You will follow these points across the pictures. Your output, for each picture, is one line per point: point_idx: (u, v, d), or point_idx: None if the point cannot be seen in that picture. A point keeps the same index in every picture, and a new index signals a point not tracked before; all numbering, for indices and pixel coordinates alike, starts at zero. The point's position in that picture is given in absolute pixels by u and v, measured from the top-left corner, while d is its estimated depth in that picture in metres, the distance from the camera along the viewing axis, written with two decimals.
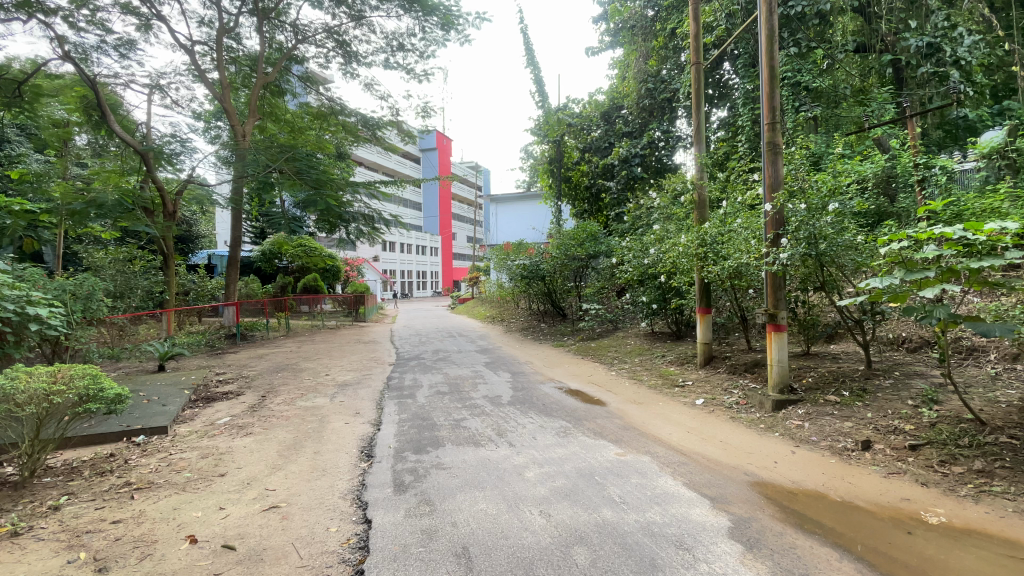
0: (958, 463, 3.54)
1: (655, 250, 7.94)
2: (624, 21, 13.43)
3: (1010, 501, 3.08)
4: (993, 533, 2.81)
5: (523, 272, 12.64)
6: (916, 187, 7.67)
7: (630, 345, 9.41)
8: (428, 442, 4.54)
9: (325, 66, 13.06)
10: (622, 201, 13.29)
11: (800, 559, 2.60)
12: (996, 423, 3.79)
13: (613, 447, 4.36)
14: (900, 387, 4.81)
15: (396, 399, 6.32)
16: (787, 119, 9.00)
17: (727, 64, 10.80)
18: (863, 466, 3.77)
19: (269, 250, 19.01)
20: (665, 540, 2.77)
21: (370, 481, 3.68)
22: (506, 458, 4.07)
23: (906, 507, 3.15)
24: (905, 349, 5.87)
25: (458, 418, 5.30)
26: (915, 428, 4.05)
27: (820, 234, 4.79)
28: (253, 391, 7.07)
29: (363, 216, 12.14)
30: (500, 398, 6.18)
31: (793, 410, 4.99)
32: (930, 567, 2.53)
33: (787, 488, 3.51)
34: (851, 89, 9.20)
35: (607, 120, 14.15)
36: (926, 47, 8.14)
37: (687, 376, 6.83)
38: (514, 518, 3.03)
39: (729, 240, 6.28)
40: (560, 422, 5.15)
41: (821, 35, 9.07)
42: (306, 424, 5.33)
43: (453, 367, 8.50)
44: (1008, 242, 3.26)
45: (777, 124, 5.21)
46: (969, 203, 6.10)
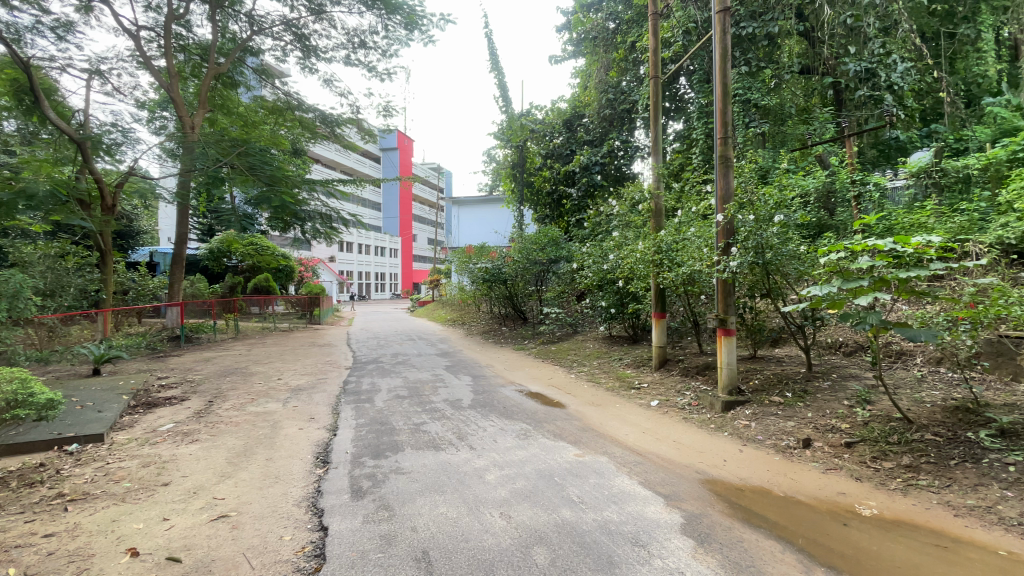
0: (888, 459, 3.82)
1: (613, 255, 8.18)
2: (586, 32, 13.66)
3: (934, 494, 3.35)
4: (919, 524, 3.05)
5: (486, 275, 12.54)
6: (853, 203, 8.20)
7: (588, 348, 9.58)
8: (387, 446, 4.47)
9: (281, 60, 12.63)
10: (583, 207, 13.64)
11: (747, 552, 2.74)
12: (922, 421, 4.11)
13: (571, 448, 4.45)
14: (837, 388, 5.14)
15: (353, 403, 6.19)
16: (737, 134, 9.43)
17: (683, 78, 11.22)
18: (804, 463, 4.01)
19: (218, 248, 18.16)
20: (622, 538, 2.85)
21: (326, 488, 3.59)
22: (467, 461, 4.06)
23: (842, 501, 3.38)
24: (841, 353, 6.28)
25: (418, 422, 5.25)
26: (850, 426, 4.35)
27: (767, 244, 5.06)
28: (199, 396, 6.74)
29: (319, 215, 11.77)
30: (460, 402, 6.17)
31: (741, 411, 5.23)
32: (863, 556, 2.73)
33: (735, 484, 3.69)
34: (796, 108, 9.74)
35: (569, 127, 14.44)
36: (863, 72, 8.65)
37: (642, 379, 7.03)
38: (475, 521, 3.03)
39: (683, 248, 6.53)
40: (520, 424, 5.19)
41: (769, 56, 9.60)
42: (256, 430, 5.13)
43: (412, 371, 8.39)
44: (933, 255, 3.56)
45: (729, 139, 5.47)
46: (899, 218, 6.64)
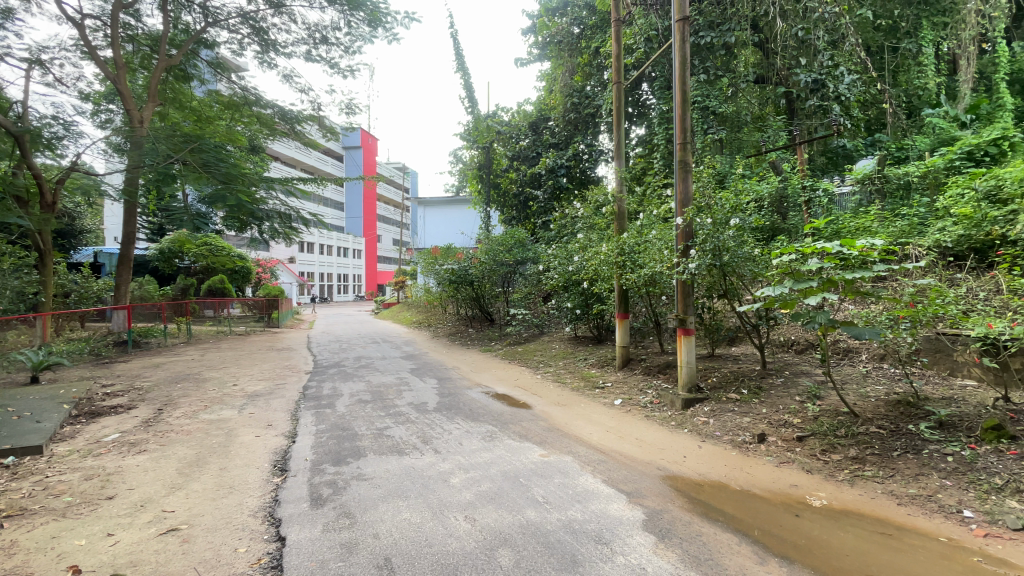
0: (836, 451, 4.01)
1: (578, 257, 8.31)
2: (551, 35, 13.78)
3: (878, 484, 3.55)
4: (865, 513, 3.22)
5: (452, 276, 12.37)
6: (803, 208, 8.58)
7: (554, 349, 9.67)
8: (349, 452, 4.37)
9: (238, 53, 12.15)
10: (549, 210, 13.72)
11: (705, 546, 2.82)
12: (867, 415, 4.33)
13: (537, 448, 4.47)
14: (790, 385, 5.38)
15: (314, 409, 6.01)
16: (697, 140, 9.77)
17: (645, 85, 11.49)
18: (759, 457, 4.17)
19: (169, 248, 17.26)
20: (585, 536, 2.88)
21: (284, 497, 3.48)
22: (431, 465, 4.01)
23: (794, 493, 3.54)
24: (793, 351, 6.55)
25: (381, 427, 5.15)
26: (801, 421, 4.54)
27: (724, 246, 5.24)
28: (148, 404, 6.39)
29: (278, 215, 11.37)
30: (425, 405, 6.10)
31: (700, 407, 5.39)
32: (813, 546, 2.86)
33: (694, 480, 3.79)
34: (752, 116, 10.15)
35: (534, 130, 14.57)
36: (813, 82, 8.88)
37: (606, 378, 7.15)
38: (438, 526, 3.00)
39: (645, 250, 6.67)
40: (485, 426, 5.17)
41: (726, 65, 9.95)
42: (210, 438, 4.92)
43: (375, 375, 8.22)
44: (876, 257, 3.76)
45: (688, 144, 5.64)
46: (846, 223, 7.02)
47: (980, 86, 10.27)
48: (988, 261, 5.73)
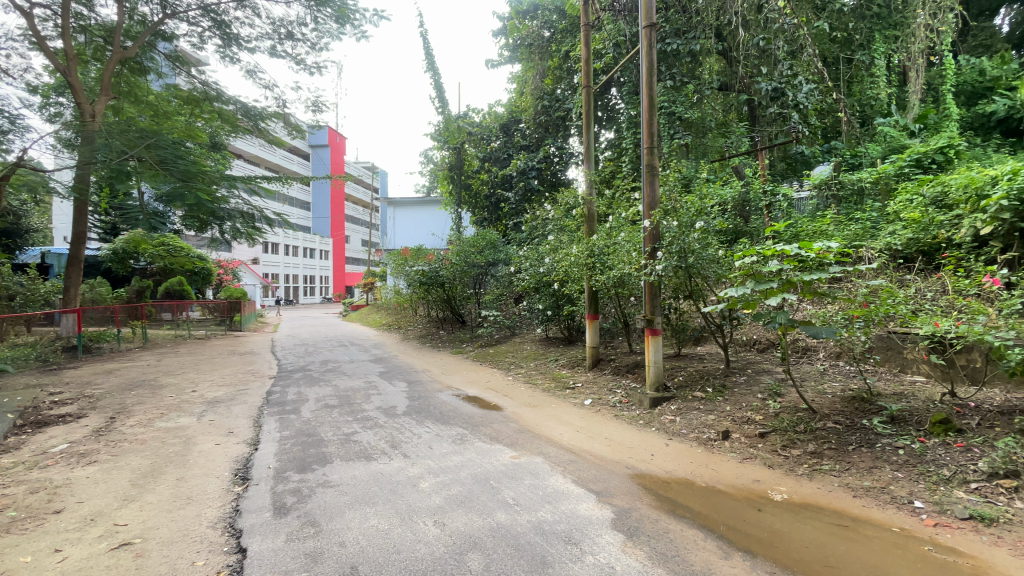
0: (796, 447, 4.16)
1: (549, 259, 8.38)
2: (522, 38, 13.85)
3: (836, 478, 3.69)
4: (823, 506, 3.35)
5: (422, 278, 12.20)
6: (764, 211, 8.85)
7: (525, 350, 9.68)
8: (314, 459, 4.26)
9: (198, 47, 11.72)
10: (520, 211, 13.74)
11: (672, 543, 2.88)
12: (825, 411, 4.51)
13: (507, 450, 4.46)
14: (752, 382, 5.54)
15: (278, 415, 5.84)
16: (664, 145, 10.00)
17: (614, 90, 11.66)
18: (723, 454, 4.29)
19: (122, 249, 16.42)
20: (555, 537, 2.89)
21: (246, 506, 3.36)
22: (400, 470, 3.95)
23: (757, 488, 3.65)
24: (755, 350, 6.76)
25: (349, 432, 5.04)
26: (763, 418, 4.69)
27: (689, 248, 5.37)
28: (99, 412, 6.07)
29: (240, 214, 10.95)
30: (394, 409, 6.00)
31: (667, 406, 5.50)
32: (775, 539, 2.95)
33: (662, 477, 3.86)
34: (716, 122, 10.44)
35: (505, 132, 14.63)
36: (773, 91, 9.32)
37: (577, 379, 7.21)
38: (407, 532, 2.95)
39: (614, 251, 6.77)
40: (456, 429, 5.13)
41: (692, 72, 10.22)
42: (167, 447, 4.71)
43: (343, 379, 8.05)
44: (832, 259, 3.92)
45: (655, 148, 5.76)
46: (804, 226, 7.31)
47: (928, 97, 10.83)
48: (935, 263, 6.04)
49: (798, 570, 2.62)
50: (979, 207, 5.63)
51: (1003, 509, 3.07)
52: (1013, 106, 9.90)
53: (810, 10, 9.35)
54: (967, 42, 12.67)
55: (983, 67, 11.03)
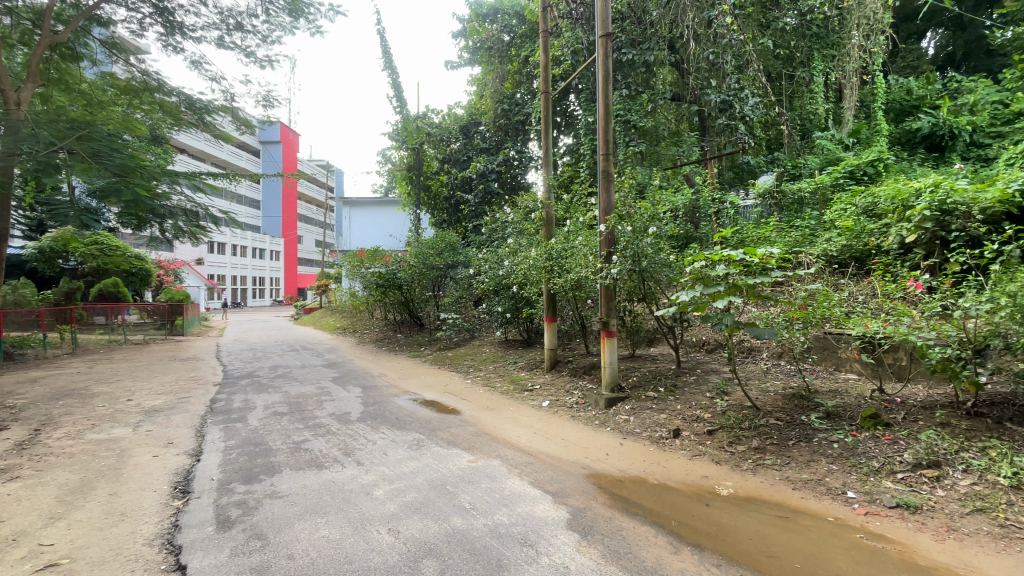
0: (741, 443, 4.35)
1: (508, 262, 8.41)
2: (482, 41, 13.91)
3: (777, 472, 3.90)
4: (766, 499, 3.52)
5: (379, 280, 11.92)
6: (713, 218, 9.20)
7: (485, 353, 9.67)
8: (262, 469, 4.09)
9: (138, 34, 11.01)
10: (480, 214, 13.69)
11: (625, 540, 2.95)
12: (767, 408, 4.75)
13: (465, 454, 4.44)
14: (701, 382, 5.76)
15: (223, 424, 5.57)
16: (620, 152, 10.25)
17: (572, 96, 11.89)
18: (674, 452, 4.44)
19: (50, 248, 15.24)
20: (511, 540, 2.90)
21: (186, 521, 3.18)
22: (353, 478, 3.85)
23: (706, 484, 3.79)
24: (705, 350, 7.02)
25: (299, 440, 4.87)
26: (712, 415, 4.88)
27: (642, 253, 5.56)
28: (21, 424, 5.59)
29: (183, 211, 10.36)
30: (348, 415, 5.85)
31: (622, 406, 5.63)
32: (721, 532, 3.08)
33: (616, 476, 3.95)
34: (668, 131, 10.80)
35: (465, 133, 14.58)
36: (722, 102, 9.67)
37: (535, 380, 7.26)
38: (359, 541, 2.88)
39: (571, 255, 6.89)
40: (412, 434, 5.06)
41: (646, 82, 10.52)
42: (98, 461, 4.39)
43: (294, 385, 7.75)
44: (774, 264, 4.14)
45: (611, 155, 5.91)
46: (750, 232, 7.70)
47: (862, 113, 11.63)
48: (866, 268, 6.48)
49: (741, 561, 2.75)
50: (905, 216, 6.11)
51: (925, 498, 3.33)
52: (936, 124, 10.79)
53: (754, 28, 9.95)
54: (896, 63, 13.71)
55: (910, 87, 11.97)
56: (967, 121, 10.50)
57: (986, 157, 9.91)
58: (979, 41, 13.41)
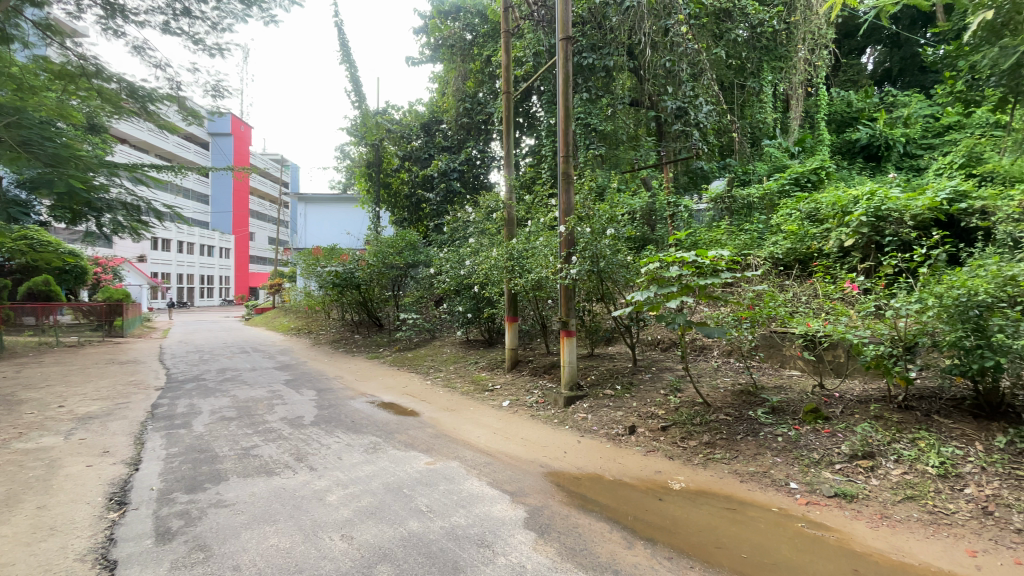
0: (693, 438, 4.51)
1: (470, 262, 8.38)
2: (443, 38, 13.78)
3: (726, 465, 4.07)
4: (715, 492, 3.67)
5: (335, 279, 11.58)
6: (669, 221, 9.44)
7: (445, 353, 9.60)
8: (207, 477, 3.90)
9: (75, 15, 10.24)
10: (441, 213, 13.53)
11: (581, 537, 2.99)
12: (717, 404, 4.93)
13: (422, 456, 4.38)
14: (656, 379, 5.93)
15: (165, 430, 5.28)
16: (580, 154, 10.36)
17: (534, 97, 11.96)
18: (630, 448, 4.55)
19: None
20: (468, 541, 2.89)
21: (122, 534, 2.99)
22: (305, 484, 3.73)
23: (659, 479, 3.91)
24: (660, 349, 7.23)
25: (248, 446, 4.68)
26: (665, 412, 5.02)
27: (601, 254, 5.68)
28: None
29: (123, 205, 9.68)
30: (301, 419, 5.67)
31: (580, 404, 5.72)
32: (672, 525, 3.18)
33: (573, 474, 4.01)
34: (627, 136, 11.02)
35: (426, 131, 14.41)
36: (677, 109, 9.79)
37: (496, 380, 7.27)
38: (311, 549, 2.80)
39: (532, 255, 6.95)
40: (368, 438, 4.95)
41: (606, 86, 10.72)
42: (23, 472, 4.07)
43: (243, 389, 7.42)
44: (724, 266, 4.30)
45: (570, 158, 5.99)
46: (703, 235, 8.01)
47: (806, 123, 12.25)
48: (809, 270, 6.84)
49: (692, 553, 2.85)
50: (844, 222, 6.50)
51: (861, 487, 3.55)
52: (873, 135, 11.47)
53: (708, 38, 10.31)
54: (838, 77, 14.53)
55: (850, 100, 12.71)
56: (901, 133, 11.27)
57: (918, 167, 10.67)
58: (912, 58, 14.31)
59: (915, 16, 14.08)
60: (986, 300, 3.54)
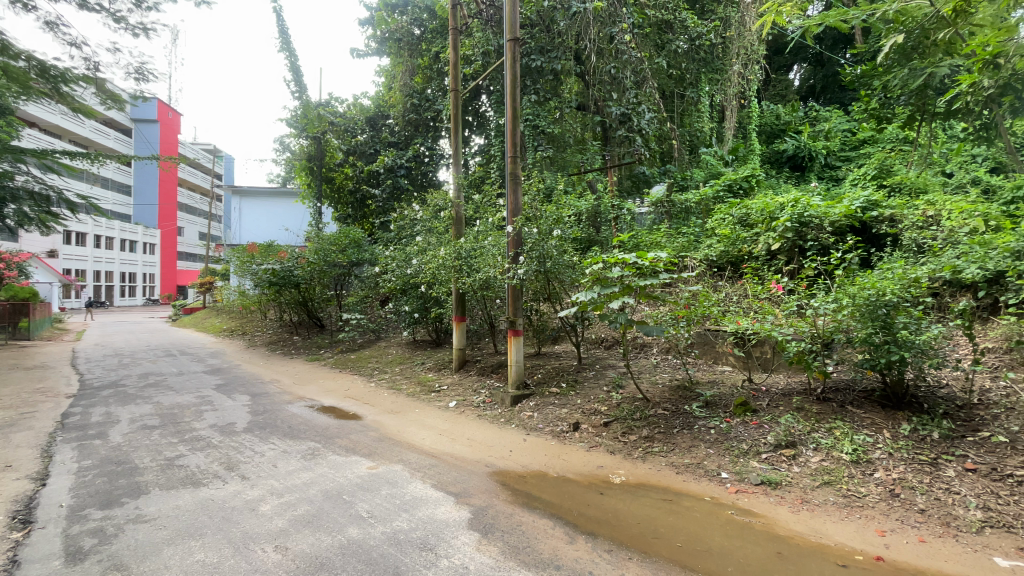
0: (633, 432, 4.67)
1: (416, 260, 8.25)
2: (389, 32, 13.50)
3: (663, 458, 4.24)
4: (653, 484, 3.82)
5: (272, 278, 11.04)
6: (613, 223, 9.72)
7: (390, 354, 9.37)
8: (126, 491, 3.60)
9: None
10: (388, 210, 13.10)
11: (524, 535, 3.02)
12: (656, 399, 5.14)
13: (364, 461, 4.27)
14: (599, 376, 6.10)
15: (76, 442, 4.82)
16: (528, 156, 10.41)
17: (483, 97, 11.94)
18: (574, 444, 4.65)
19: None
20: (410, 546, 2.84)
21: (23, 557, 2.71)
22: (236, 495, 3.53)
23: (600, 473, 4.02)
24: (603, 347, 7.43)
25: (173, 456, 4.37)
26: (607, 408, 5.17)
27: (547, 254, 5.80)
28: None
29: (31, 195, 8.73)
30: (233, 426, 5.36)
31: (526, 403, 5.77)
32: (613, 518, 3.28)
33: (518, 472, 4.05)
34: (574, 139, 11.20)
35: (372, 126, 14.06)
36: (622, 115, 10.10)
37: (442, 381, 7.19)
38: (241, 562, 2.66)
39: (480, 255, 6.96)
40: (307, 443, 4.77)
41: (554, 89, 10.90)
42: None
43: (168, 395, 6.92)
44: (663, 267, 4.48)
45: (518, 158, 6.03)
46: (644, 238, 8.33)
47: (740, 134, 13.00)
48: (740, 272, 7.27)
49: (631, 545, 2.95)
50: (771, 227, 6.94)
51: (784, 474, 3.81)
52: (798, 147, 12.37)
53: (651, 48, 10.71)
54: (768, 91, 15.50)
55: (779, 113, 13.61)
56: (822, 146, 12.20)
57: (837, 178, 11.58)
58: (834, 76, 15.51)
59: (837, 38, 15.27)
60: (892, 300, 3.91)
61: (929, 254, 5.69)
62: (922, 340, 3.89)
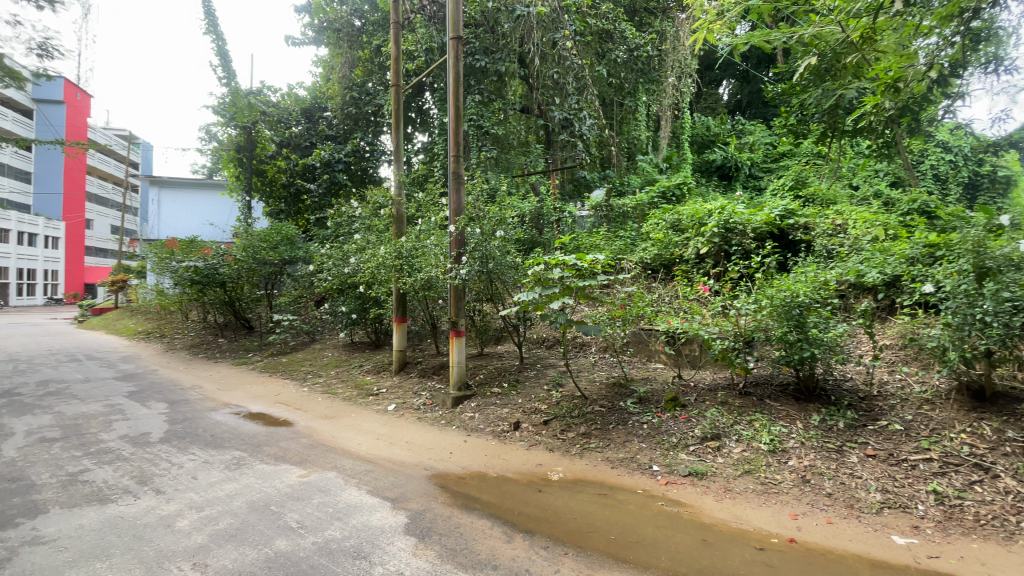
0: (571, 430, 4.78)
1: (355, 259, 8.01)
2: (328, 21, 12.99)
3: (600, 454, 4.38)
4: (589, 479, 3.93)
5: (194, 276, 10.29)
6: (554, 225, 9.85)
7: (326, 357, 9.01)
8: (18, 511, 3.24)
9: None
10: (324, 206, 12.65)
11: (462, 536, 3.01)
12: (594, 397, 5.29)
13: (295, 469, 4.08)
14: (540, 375, 6.19)
15: None
16: (472, 156, 10.40)
17: (426, 94, 11.75)
18: (513, 444, 4.69)
19: None
20: (343, 555, 2.75)
21: None
22: (150, 510, 3.27)
23: (539, 471, 4.08)
24: (545, 346, 7.55)
25: (76, 471, 3.97)
26: (547, 406, 5.25)
27: (489, 255, 5.82)
28: None
29: None
30: (148, 436, 4.95)
31: (467, 404, 5.75)
32: (550, 515, 3.34)
33: (457, 474, 4.03)
34: (518, 141, 11.28)
35: (308, 117, 13.44)
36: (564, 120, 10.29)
37: (381, 384, 7.01)
38: None
39: (422, 255, 6.86)
40: (232, 453, 4.49)
41: (497, 91, 10.93)
42: None
43: (72, 404, 6.27)
44: (600, 268, 4.62)
45: (461, 158, 5.99)
46: (583, 240, 8.53)
47: (674, 142, 13.63)
48: (672, 274, 7.61)
49: (567, 541, 3.01)
50: (700, 232, 7.35)
51: (710, 465, 4.05)
52: (726, 157, 13.15)
53: (592, 55, 10.99)
54: (700, 103, 16.34)
55: (709, 124, 14.41)
56: (746, 157, 13.05)
57: (760, 188, 12.41)
58: (757, 92, 16.68)
59: (761, 57, 16.36)
60: (805, 301, 4.25)
61: (836, 259, 6.27)
62: (829, 338, 4.27)
